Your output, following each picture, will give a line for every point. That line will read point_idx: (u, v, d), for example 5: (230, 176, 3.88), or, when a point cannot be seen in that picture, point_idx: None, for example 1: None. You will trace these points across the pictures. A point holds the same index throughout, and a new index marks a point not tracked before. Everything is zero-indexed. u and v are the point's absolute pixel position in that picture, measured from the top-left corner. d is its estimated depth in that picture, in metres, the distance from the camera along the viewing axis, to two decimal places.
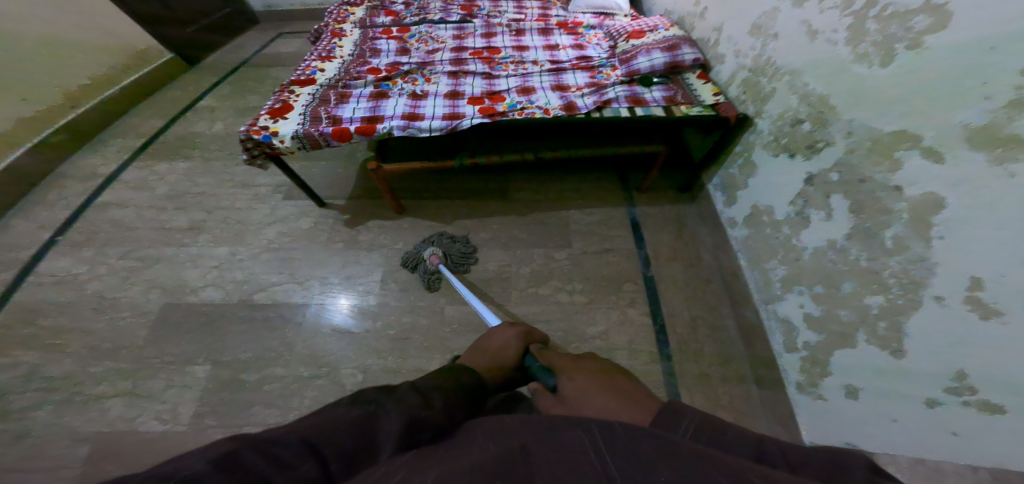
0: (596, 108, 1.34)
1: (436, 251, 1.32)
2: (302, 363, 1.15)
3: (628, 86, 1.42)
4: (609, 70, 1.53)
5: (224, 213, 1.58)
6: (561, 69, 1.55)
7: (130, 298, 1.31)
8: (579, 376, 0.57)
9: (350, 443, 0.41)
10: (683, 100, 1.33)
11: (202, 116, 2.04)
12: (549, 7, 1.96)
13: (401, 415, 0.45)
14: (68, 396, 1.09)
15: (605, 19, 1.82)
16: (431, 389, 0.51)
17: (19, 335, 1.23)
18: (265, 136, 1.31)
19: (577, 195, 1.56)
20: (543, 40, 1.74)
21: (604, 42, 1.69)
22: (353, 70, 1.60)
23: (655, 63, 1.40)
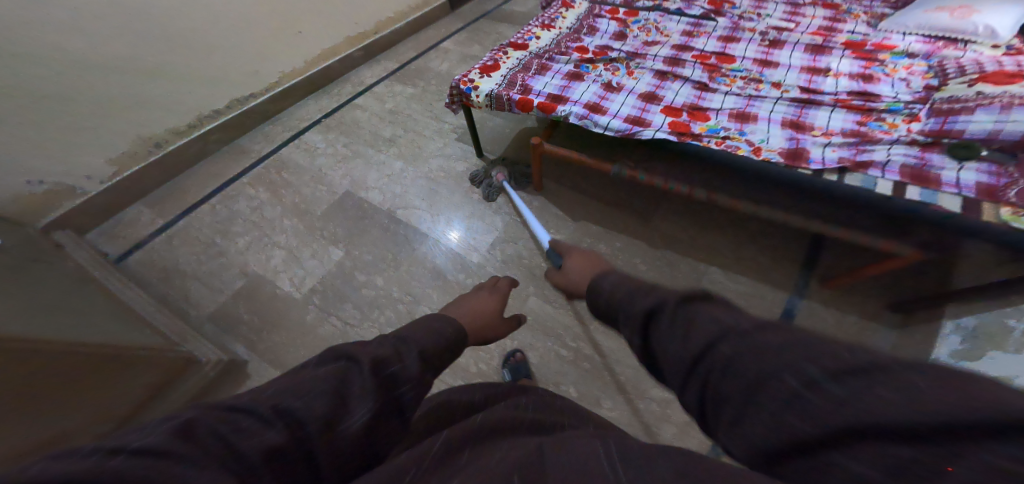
0: (836, 168, 0.94)
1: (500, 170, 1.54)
2: (399, 282, 1.35)
3: (919, 150, 0.92)
4: (902, 119, 1.02)
5: (414, 136, 1.89)
6: (814, 102, 1.11)
7: (330, 179, 1.74)
8: (571, 255, 0.81)
9: (320, 400, 0.41)
10: (1021, 200, 0.79)
11: (440, 56, 2.38)
12: (843, 19, 1.39)
13: (369, 371, 0.44)
14: (266, 233, 1.56)
15: (945, 46, 1.17)
16: (404, 341, 0.51)
17: (272, 177, 1.79)
18: (467, 89, 1.41)
19: (734, 254, 1.24)
20: (808, 59, 1.26)
21: (918, 78, 1.10)
22: (564, 44, 1.52)
23: (1006, 128, 0.83)
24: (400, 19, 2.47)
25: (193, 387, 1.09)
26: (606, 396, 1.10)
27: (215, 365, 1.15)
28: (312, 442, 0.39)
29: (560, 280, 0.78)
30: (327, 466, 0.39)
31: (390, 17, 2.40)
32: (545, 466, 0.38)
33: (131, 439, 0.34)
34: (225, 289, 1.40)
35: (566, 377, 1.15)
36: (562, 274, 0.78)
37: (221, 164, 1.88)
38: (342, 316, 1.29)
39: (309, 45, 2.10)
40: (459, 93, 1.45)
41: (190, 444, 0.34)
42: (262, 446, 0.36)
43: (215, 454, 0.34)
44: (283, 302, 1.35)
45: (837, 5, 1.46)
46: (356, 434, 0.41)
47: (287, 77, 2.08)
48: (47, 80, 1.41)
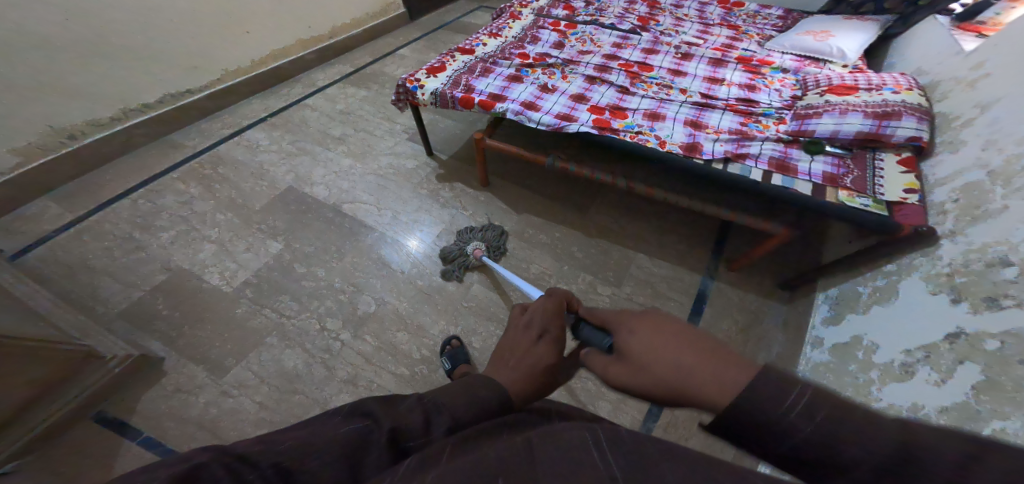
0: (722, 158, 1.13)
1: (479, 245, 1.32)
2: (342, 273, 1.33)
3: (784, 146, 1.14)
4: (772, 122, 1.23)
5: (364, 135, 1.89)
6: (709, 105, 1.30)
7: (273, 175, 1.70)
8: (641, 326, 0.43)
9: (331, 467, 0.38)
10: (852, 184, 1.02)
11: (394, 61, 2.42)
12: (741, 38, 1.62)
13: (387, 441, 0.41)
14: (198, 227, 1.48)
15: (809, 65, 1.42)
16: (440, 410, 0.46)
17: (207, 173, 1.71)
18: (413, 87, 1.47)
19: (657, 242, 1.39)
20: (710, 70, 1.45)
21: (788, 89, 1.34)
22: (508, 50, 1.63)
23: (842, 128, 1.07)
24: (356, 25, 2.48)
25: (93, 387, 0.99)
26: None
27: (122, 362, 1.04)
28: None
29: (627, 374, 0.42)
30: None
31: (346, 23, 2.41)
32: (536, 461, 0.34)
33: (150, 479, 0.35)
34: (141, 284, 1.29)
35: None
36: (628, 357, 0.42)
37: (151, 158, 1.77)
38: (277, 308, 1.24)
39: (259, 45, 2.05)
40: (406, 91, 1.50)
41: None
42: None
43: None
44: (209, 295, 1.27)
45: (739, 28, 1.70)
46: None
47: (231, 75, 2.02)
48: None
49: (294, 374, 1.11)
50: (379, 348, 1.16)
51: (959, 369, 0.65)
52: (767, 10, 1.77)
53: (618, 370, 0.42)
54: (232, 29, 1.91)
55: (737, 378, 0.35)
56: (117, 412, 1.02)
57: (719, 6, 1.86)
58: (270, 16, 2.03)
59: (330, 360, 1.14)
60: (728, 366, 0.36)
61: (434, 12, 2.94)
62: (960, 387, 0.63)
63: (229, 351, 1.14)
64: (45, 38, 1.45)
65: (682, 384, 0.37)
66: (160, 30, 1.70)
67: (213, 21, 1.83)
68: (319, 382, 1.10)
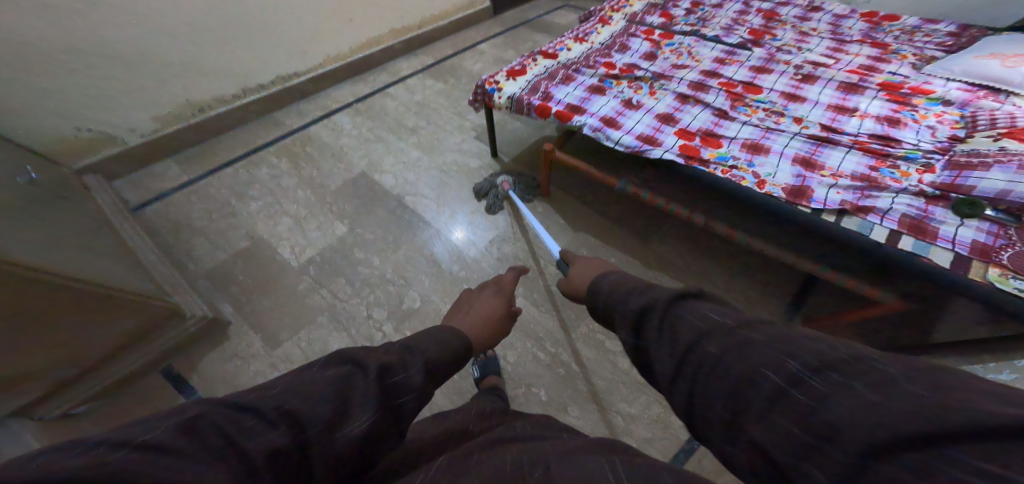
0: (837, 210, 0.98)
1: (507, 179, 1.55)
2: (396, 265, 1.38)
3: (924, 201, 0.96)
4: (915, 169, 1.03)
5: (435, 129, 1.94)
6: (831, 141, 1.13)
7: (348, 159, 1.81)
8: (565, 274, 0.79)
9: (326, 406, 0.39)
10: (1009, 262, 0.83)
11: (474, 56, 2.44)
12: (889, 59, 1.39)
13: (377, 379, 0.44)
14: (277, 201, 1.62)
15: (985, 97, 1.16)
16: (412, 351, 0.51)
17: (295, 150, 1.87)
18: (491, 90, 1.46)
19: (725, 283, 1.26)
20: (837, 96, 1.26)
21: (946, 127, 1.11)
22: (594, 58, 1.56)
23: (1016, 188, 0.87)
24: (444, 17, 2.54)
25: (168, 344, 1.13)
26: (574, 404, 1.10)
27: (197, 323, 1.17)
28: (309, 448, 0.37)
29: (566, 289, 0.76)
30: (320, 472, 0.38)
31: (436, 14, 2.48)
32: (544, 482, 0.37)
33: (140, 432, 0.32)
34: (224, 250, 1.44)
35: (539, 379, 1.15)
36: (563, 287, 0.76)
37: (252, 133, 1.97)
38: (332, 289, 1.32)
39: (357, 34, 2.19)
40: (483, 93, 1.50)
41: (196, 443, 0.33)
42: (265, 451, 0.35)
43: (214, 450, 0.33)
44: (278, 267, 1.39)
45: (886, 46, 1.45)
46: (356, 440, 0.40)
47: (330, 61, 2.17)
48: (115, 43, 1.52)
49: None
50: None
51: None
52: (929, 28, 1.50)
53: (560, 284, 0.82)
54: (334, 19, 2.05)
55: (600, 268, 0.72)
56: (183, 370, 1.14)
57: (861, 20, 1.61)
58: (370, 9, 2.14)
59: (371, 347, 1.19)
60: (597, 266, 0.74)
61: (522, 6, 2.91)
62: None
63: (284, 324, 1.24)
64: (190, 31, 1.65)
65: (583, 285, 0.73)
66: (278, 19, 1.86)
67: (320, 12, 1.97)
68: None
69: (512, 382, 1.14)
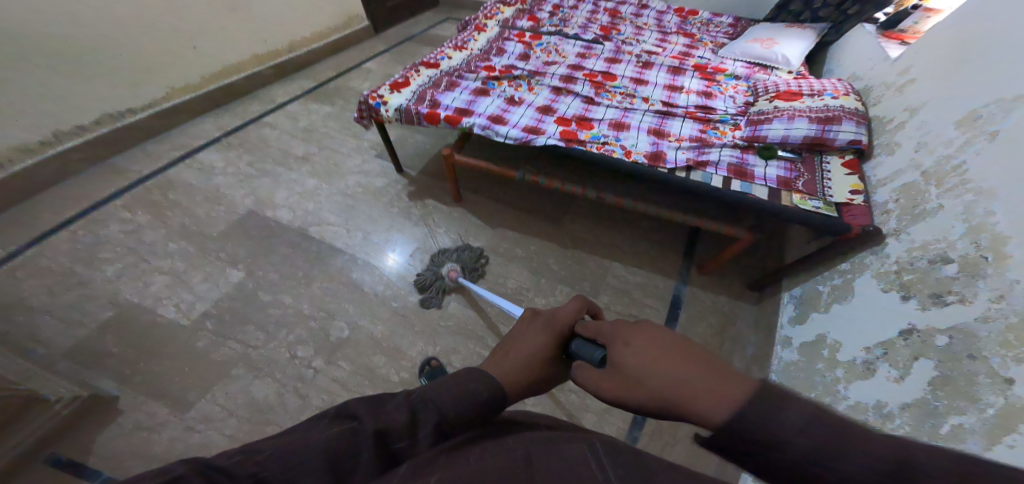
0: (685, 166, 1.17)
1: (455, 266, 1.30)
2: (312, 299, 1.27)
3: (740, 152, 1.21)
4: (729, 128, 1.30)
5: (330, 153, 1.83)
6: (671, 113, 1.36)
7: (231, 197, 1.61)
8: (635, 337, 0.45)
9: (315, 477, 0.37)
10: (803, 188, 1.09)
11: (358, 76, 2.36)
12: (696, 47, 1.71)
13: (373, 445, 0.40)
14: (144, 258, 1.37)
15: (758, 71, 1.51)
16: (427, 405, 0.45)
17: (158, 198, 1.60)
18: (377, 104, 1.44)
19: (628, 249, 1.42)
20: (669, 79, 1.52)
21: (741, 95, 1.42)
22: (474, 63, 1.64)
23: (791, 134, 1.15)
24: (317, 39, 2.42)
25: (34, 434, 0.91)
26: (529, 391, 1.14)
27: (67, 404, 0.96)
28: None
29: (632, 389, 0.42)
30: None
31: (307, 37, 2.35)
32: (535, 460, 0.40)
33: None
34: (76, 327, 1.17)
35: None
36: (623, 371, 0.43)
37: (92, 185, 1.63)
38: (242, 339, 1.17)
39: (210, 60, 1.96)
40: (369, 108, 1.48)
41: None
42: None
43: None
44: (165, 330, 1.17)
45: (693, 36, 1.79)
46: None
47: (178, 92, 1.90)
48: None
49: (265, 406, 1.04)
50: (355, 373, 1.12)
51: (915, 366, 0.70)
52: (718, 19, 1.88)
53: (607, 381, 0.44)
54: (179, 41, 1.81)
55: (742, 393, 0.35)
56: (71, 453, 0.94)
57: (675, 15, 1.95)
58: (221, 32, 1.94)
59: (304, 388, 1.08)
60: (729, 381, 0.37)
61: (399, 24, 2.90)
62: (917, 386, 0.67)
63: (191, 385, 1.06)
64: None
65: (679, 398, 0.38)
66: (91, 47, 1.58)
67: (149, 36, 1.72)
68: (293, 412, 1.04)
69: None
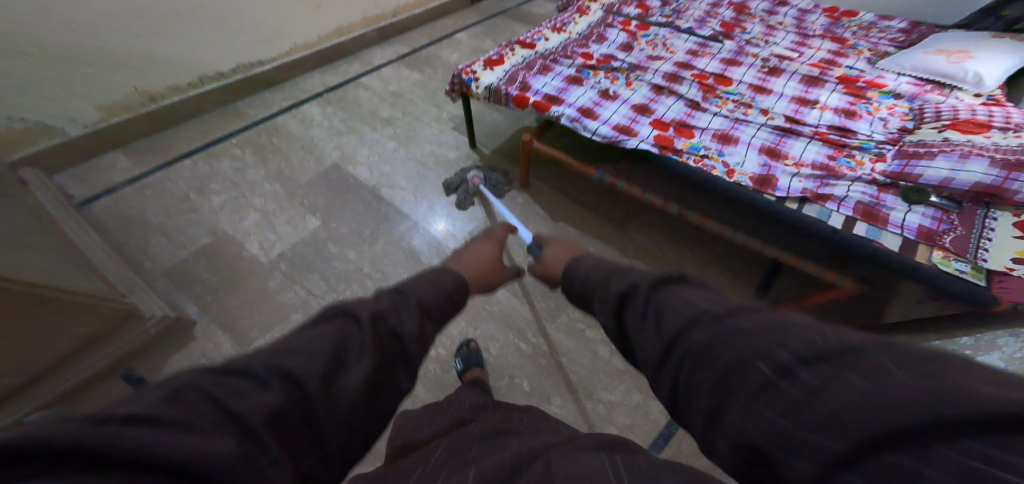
0: (800, 198, 1.02)
1: (477, 175, 1.53)
2: (372, 259, 1.34)
3: (878, 190, 1.02)
4: (868, 158, 1.10)
5: (412, 119, 1.89)
6: (793, 132, 1.18)
7: (319, 151, 1.74)
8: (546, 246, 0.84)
9: (318, 362, 0.39)
10: (951, 246, 0.90)
11: (452, 46, 2.37)
12: (847, 54, 1.46)
13: (372, 327, 0.45)
14: (242, 194, 1.54)
15: (932, 91, 1.25)
16: (404, 294, 0.52)
17: (259, 142, 1.77)
18: (468, 80, 1.44)
19: (699, 271, 1.30)
20: (800, 90, 1.32)
21: (896, 119, 1.18)
22: (572, 48, 1.56)
23: (957, 177, 0.92)
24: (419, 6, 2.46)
25: (128, 347, 1.06)
26: (556, 393, 1.11)
27: (156, 324, 1.11)
28: (313, 404, 0.37)
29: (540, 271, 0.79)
30: (328, 423, 0.38)
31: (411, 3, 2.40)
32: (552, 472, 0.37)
33: (120, 404, 0.30)
34: (186, 246, 1.36)
35: (522, 370, 1.16)
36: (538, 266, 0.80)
37: (215, 123, 1.86)
38: (306, 285, 1.28)
39: (326, 22, 2.09)
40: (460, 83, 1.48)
41: (187, 412, 0.32)
42: (257, 410, 0.34)
43: (216, 422, 0.32)
44: (248, 265, 1.32)
45: (845, 41, 1.53)
46: (358, 390, 0.40)
47: (297, 49, 2.07)
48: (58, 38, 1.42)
49: None
50: None
51: None
52: (884, 23, 1.58)
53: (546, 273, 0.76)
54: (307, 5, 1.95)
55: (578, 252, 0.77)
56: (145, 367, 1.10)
57: (822, 15, 1.67)
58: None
59: None
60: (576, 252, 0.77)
61: None
62: None
63: (257, 320, 1.20)
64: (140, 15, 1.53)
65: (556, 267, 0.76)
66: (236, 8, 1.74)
67: None
68: None
69: (495, 374, 1.14)
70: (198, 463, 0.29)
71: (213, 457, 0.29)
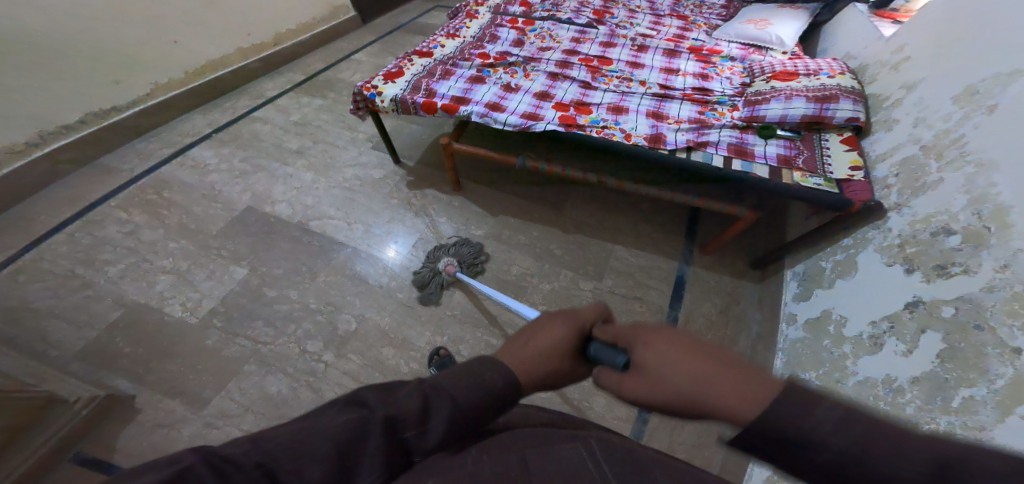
0: (684, 147, 1.17)
1: (451, 262, 1.28)
2: (316, 294, 1.26)
3: (739, 132, 1.21)
4: (726, 109, 1.29)
5: (325, 146, 1.81)
6: (668, 96, 1.35)
7: (227, 195, 1.59)
8: (655, 340, 0.42)
9: (320, 468, 0.34)
10: (804, 166, 1.09)
11: (349, 68, 2.31)
12: (690, 29, 1.69)
13: (383, 438, 0.37)
14: (144, 258, 1.36)
15: (754, 53, 1.50)
16: (440, 393, 0.41)
17: (152, 198, 1.57)
18: (372, 94, 1.41)
19: (632, 232, 1.42)
20: (664, 61, 1.50)
21: (737, 77, 1.41)
22: (467, 51, 1.61)
23: (790, 113, 1.15)
24: (303, 32, 2.35)
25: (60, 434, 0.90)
26: None
27: (88, 404, 0.96)
28: None
29: (649, 392, 0.40)
30: None
31: (294, 29, 2.29)
32: (530, 472, 0.37)
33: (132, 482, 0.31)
34: (84, 328, 1.16)
35: None
36: (644, 374, 0.41)
37: (87, 186, 1.60)
38: (251, 336, 1.16)
39: (195, 58, 1.92)
40: (364, 98, 1.45)
41: None
42: None
43: None
44: (174, 329, 1.17)
45: (687, 18, 1.77)
46: None
47: (162, 88, 1.86)
48: None
49: (279, 400, 1.05)
50: (366, 366, 1.12)
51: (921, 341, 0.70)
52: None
53: (632, 381, 0.42)
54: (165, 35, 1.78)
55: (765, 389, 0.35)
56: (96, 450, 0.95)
57: None
58: (199, 28, 1.88)
59: (316, 382, 1.08)
60: (756, 379, 0.35)
61: (387, 13, 2.84)
62: (927, 359, 0.68)
63: (204, 383, 1.07)
64: None
65: (698, 399, 0.37)
66: (66, 39, 1.53)
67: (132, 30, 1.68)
68: (307, 405, 1.04)
69: None
70: None
71: None
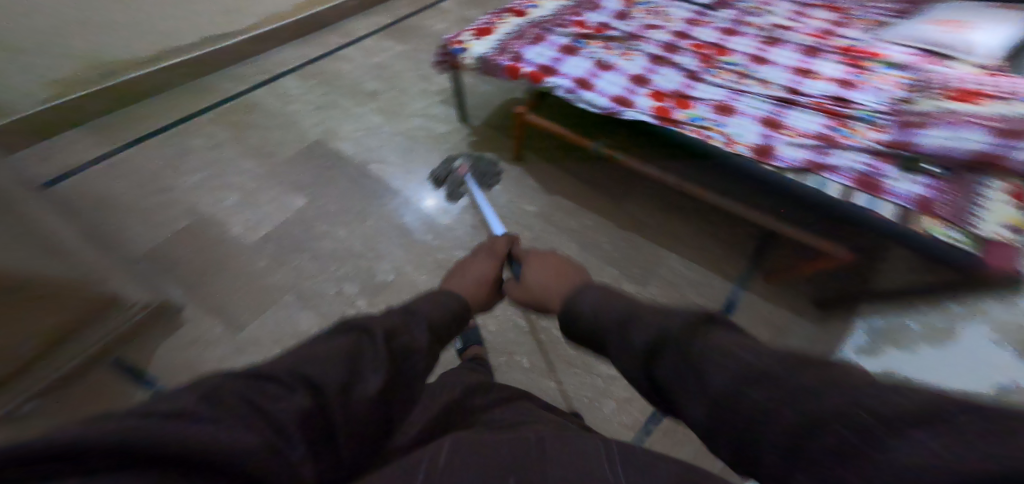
0: (800, 166, 1.01)
1: (465, 163, 1.43)
2: (362, 238, 1.31)
3: (875, 159, 1.00)
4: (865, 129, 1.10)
5: (398, 92, 1.81)
6: (793, 102, 1.16)
7: (301, 126, 1.66)
8: (535, 264, 0.77)
9: (340, 368, 0.35)
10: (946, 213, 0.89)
11: (435, 16, 2.26)
12: (847, 24, 1.43)
13: (384, 342, 0.40)
14: (220, 173, 1.47)
15: (930, 60, 1.24)
16: (414, 314, 0.49)
17: (236, 117, 1.68)
18: (457, 50, 1.37)
19: (694, 242, 1.31)
20: (799, 60, 1.29)
21: (896, 88, 1.16)
22: (565, 16, 1.49)
23: (956, 145, 0.97)
24: None
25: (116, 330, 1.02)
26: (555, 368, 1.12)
27: (143, 309, 1.07)
28: (333, 413, 0.31)
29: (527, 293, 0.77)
30: (344, 441, 0.32)
31: None
32: (546, 455, 0.34)
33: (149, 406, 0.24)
34: (160, 230, 1.29)
35: (521, 347, 1.16)
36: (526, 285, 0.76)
37: (184, 99, 1.74)
38: (297, 266, 1.24)
39: None
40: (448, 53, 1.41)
41: (218, 408, 0.26)
42: (292, 414, 0.29)
43: (246, 415, 0.27)
44: (234, 246, 1.27)
45: (843, 11, 1.50)
46: (374, 401, 0.35)
47: (269, 21, 1.94)
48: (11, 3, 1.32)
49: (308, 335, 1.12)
50: None
51: None
52: None
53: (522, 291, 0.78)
54: None
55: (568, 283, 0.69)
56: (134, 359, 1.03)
57: None
58: None
59: None
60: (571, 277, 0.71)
61: None
62: None
63: (247, 305, 1.16)
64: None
65: (545, 294, 0.72)
66: None
67: None
68: None
69: (494, 351, 1.15)
70: (246, 458, 0.23)
71: (246, 456, 0.23)
